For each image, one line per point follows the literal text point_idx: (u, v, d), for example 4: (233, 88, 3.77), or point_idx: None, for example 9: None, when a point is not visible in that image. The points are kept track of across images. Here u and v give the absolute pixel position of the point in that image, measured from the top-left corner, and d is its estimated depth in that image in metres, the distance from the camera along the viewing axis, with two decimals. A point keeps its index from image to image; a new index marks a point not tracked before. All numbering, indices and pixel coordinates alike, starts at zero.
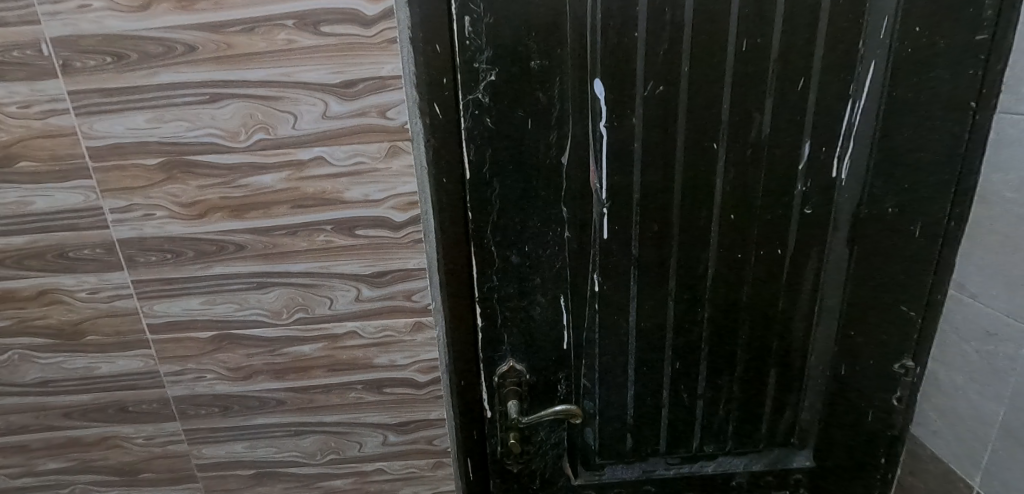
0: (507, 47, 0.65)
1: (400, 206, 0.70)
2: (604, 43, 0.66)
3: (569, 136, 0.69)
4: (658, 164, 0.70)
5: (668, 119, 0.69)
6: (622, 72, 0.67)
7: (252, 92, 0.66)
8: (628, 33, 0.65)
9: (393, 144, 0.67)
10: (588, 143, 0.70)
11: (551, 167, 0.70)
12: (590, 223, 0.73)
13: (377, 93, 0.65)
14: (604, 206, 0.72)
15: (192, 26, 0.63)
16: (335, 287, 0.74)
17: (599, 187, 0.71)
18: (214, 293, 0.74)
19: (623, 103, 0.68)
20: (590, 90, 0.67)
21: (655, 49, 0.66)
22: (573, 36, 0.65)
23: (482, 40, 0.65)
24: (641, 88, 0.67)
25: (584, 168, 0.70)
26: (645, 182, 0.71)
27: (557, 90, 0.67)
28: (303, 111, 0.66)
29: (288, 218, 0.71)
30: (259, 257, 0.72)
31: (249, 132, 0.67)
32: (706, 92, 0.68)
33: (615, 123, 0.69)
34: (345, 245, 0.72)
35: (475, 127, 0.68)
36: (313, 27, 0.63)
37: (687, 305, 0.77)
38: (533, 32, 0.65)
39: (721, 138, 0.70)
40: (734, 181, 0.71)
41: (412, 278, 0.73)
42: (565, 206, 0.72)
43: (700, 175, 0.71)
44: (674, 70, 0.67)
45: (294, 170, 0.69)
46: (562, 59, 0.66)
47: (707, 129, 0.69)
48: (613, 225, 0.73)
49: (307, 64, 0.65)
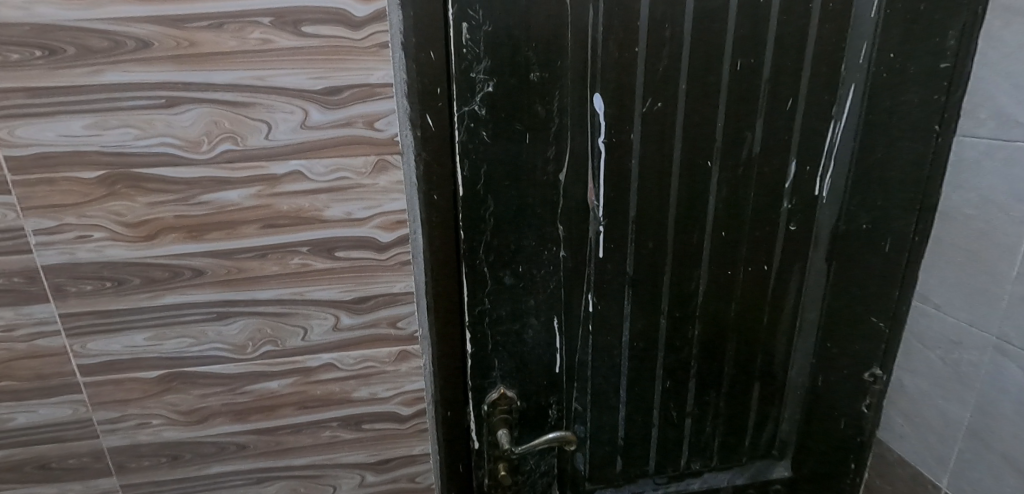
0: (507, 57, 0.62)
1: (386, 225, 0.64)
2: (604, 56, 0.64)
3: (567, 153, 0.67)
4: (654, 182, 0.69)
5: (665, 136, 0.68)
6: (621, 87, 0.65)
7: (218, 96, 0.58)
8: (628, 47, 0.64)
9: (380, 158, 0.62)
10: (587, 160, 0.67)
11: (549, 184, 0.67)
12: (586, 241, 0.70)
13: (365, 102, 0.60)
14: (601, 224, 0.70)
15: (147, 18, 0.54)
16: (310, 315, 0.66)
17: (597, 204, 0.69)
18: (165, 326, 0.64)
19: (622, 119, 0.66)
20: (590, 105, 0.65)
21: (655, 65, 0.65)
22: (575, 49, 0.63)
23: (481, 49, 0.61)
24: (639, 104, 0.66)
25: (581, 185, 0.68)
26: (642, 199, 0.70)
27: (557, 103, 0.64)
28: (278, 120, 0.59)
29: (257, 240, 0.63)
30: (221, 284, 0.64)
31: (212, 142, 0.59)
32: (702, 110, 0.67)
33: (614, 140, 0.67)
34: (322, 269, 0.65)
35: (470, 141, 0.64)
36: (294, 26, 0.57)
37: (678, 323, 0.76)
38: (534, 43, 0.62)
39: (715, 156, 0.69)
40: (727, 198, 0.71)
41: (398, 303, 0.67)
42: (561, 224, 0.69)
43: (695, 193, 0.71)
44: (673, 86, 0.66)
45: (265, 185, 0.61)
46: (563, 71, 0.63)
47: (703, 146, 0.69)
48: (609, 244, 0.71)
49: (285, 67, 0.58)
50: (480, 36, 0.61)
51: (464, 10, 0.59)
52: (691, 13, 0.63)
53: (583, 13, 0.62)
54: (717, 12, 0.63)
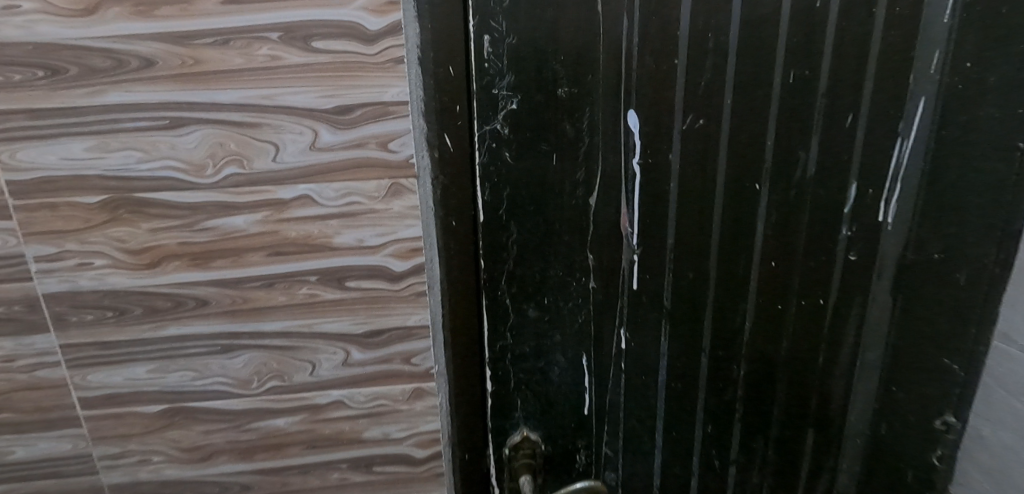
0: (532, 72, 0.57)
1: (400, 253, 0.59)
2: (639, 69, 0.58)
3: (597, 174, 0.61)
4: (695, 207, 0.63)
5: (707, 156, 0.61)
6: (658, 102, 0.59)
7: (223, 117, 0.54)
8: (666, 59, 0.58)
9: (395, 182, 0.57)
10: (620, 183, 0.61)
11: (577, 208, 0.61)
12: (618, 271, 0.64)
13: (378, 122, 0.55)
14: (636, 253, 0.63)
15: (150, 35, 0.51)
16: (319, 349, 0.62)
17: (631, 231, 0.63)
18: (167, 359, 0.61)
19: (659, 138, 0.60)
20: (624, 122, 0.59)
21: (695, 78, 0.58)
22: (607, 61, 0.57)
23: (504, 64, 0.56)
24: (678, 121, 0.60)
25: (613, 209, 0.62)
26: (682, 226, 0.63)
27: (587, 120, 0.59)
28: (286, 141, 0.55)
29: (263, 269, 0.59)
30: (225, 315, 0.60)
31: (217, 165, 0.55)
32: (750, 126, 0.60)
33: (649, 161, 0.61)
34: (332, 300, 0.60)
35: (491, 163, 0.59)
36: (302, 42, 0.53)
37: (721, 362, 0.69)
38: (562, 56, 0.56)
39: (763, 177, 0.62)
40: (778, 225, 0.64)
41: (413, 337, 0.62)
42: (591, 252, 0.63)
43: (741, 219, 0.63)
44: (716, 101, 0.59)
45: (272, 210, 0.57)
46: (594, 86, 0.58)
47: (750, 168, 0.62)
48: (644, 274, 0.64)
49: (294, 85, 0.54)
50: (503, 49, 0.56)
51: (485, 21, 0.54)
52: (737, 20, 0.57)
53: (616, 22, 0.56)
54: (767, 20, 0.57)
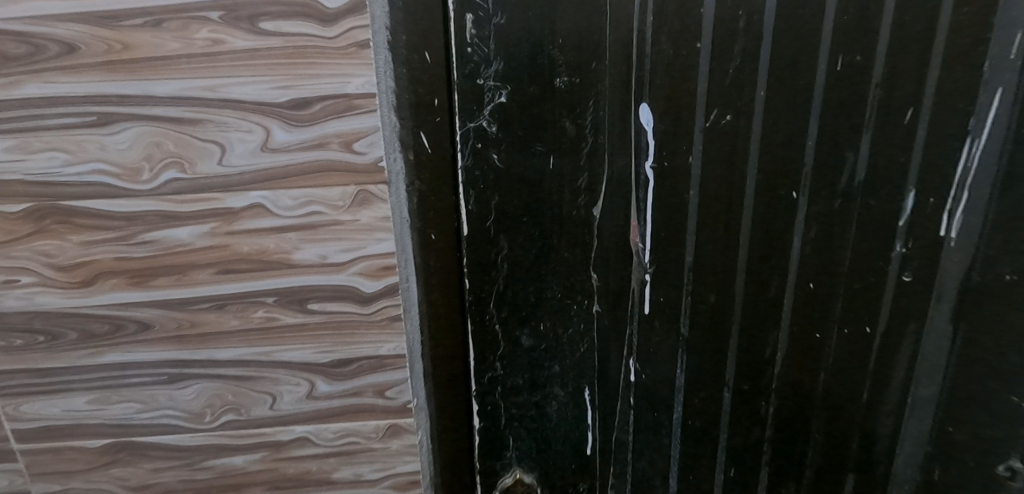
0: (525, 59, 0.48)
1: (370, 271, 0.51)
2: (654, 55, 0.48)
3: (602, 181, 0.53)
4: (718, 219, 0.52)
5: (734, 159, 0.50)
6: (676, 94, 0.49)
7: (160, 112, 0.46)
8: (685, 39, 0.47)
9: (362, 189, 0.49)
10: (630, 191, 0.53)
11: (579, 220, 0.53)
12: (627, 292, 0.55)
13: (340, 117, 0.47)
14: (647, 272, 0.55)
15: (70, 16, 0.43)
16: (280, 381, 0.54)
17: (641, 247, 0.54)
18: (108, 389, 0.53)
19: (676, 137, 0.50)
20: (635, 119, 0.51)
21: (722, 62, 0.47)
22: (614, 46, 0.49)
23: (491, 49, 0.47)
24: (700, 117, 0.49)
25: (620, 222, 0.54)
26: (704, 241, 0.53)
27: (591, 116, 0.51)
28: (234, 141, 0.47)
29: (212, 288, 0.51)
30: (172, 341, 0.52)
31: (154, 169, 0.47)
32: (791, 123, 0.48)
33: (665, 165, 0.51)
34: (292, 325, 0.52)
35: (476, 166, 0.50)
36: (249, 22, 0.44)
37: (747, 400, 0.58)
38: (562, 40, 0.48)
39: (803, 184, 0.49)
40: (819, 243, 0.50)
41: (387, 368, 0.54)
42: (595, 272, 0.55)
43: (772, 235, 0.51)
44: (746, 94, 0.48)
45: (220, 222, 0.49)
46: (599, 77, 0.49)
47: (786, 172, 0.49)
48: (656, 297, 0.55)
49: (240, 74, 0.45)
50: (489, 31, 0.47)
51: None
52: None
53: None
54: None
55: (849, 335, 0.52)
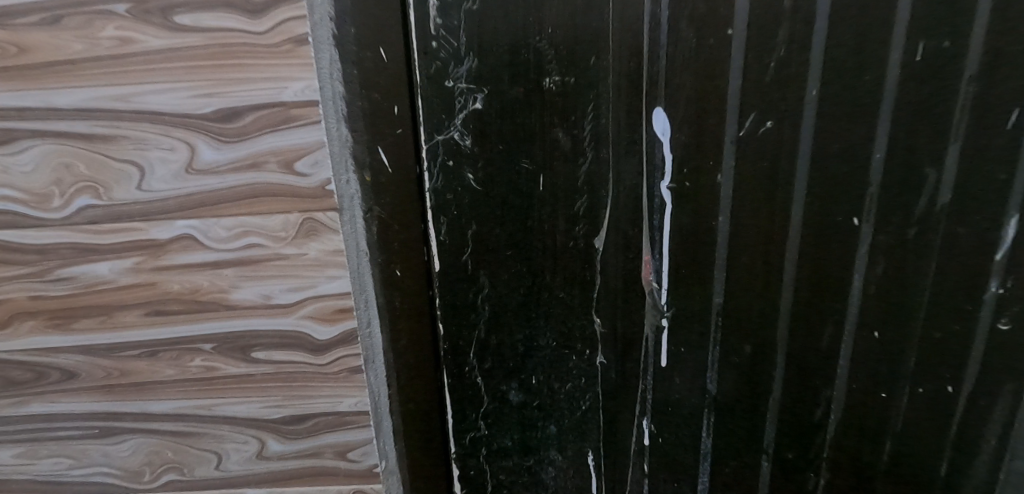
0: (504, 54, 0.38)
1: (323, 315, 0.42)
2: (673, 45, 0.37)
3: (606, 207, 0.41)
4: (755, 253, 0.41)
5: (777, 180, 0.39)
6: (702, 94, 0.38)
7: (66, 127, 0.38)
8: (712, 23, 0.36)
9: (308, 217, 0.40)
10: (642, 216, 0.41)
11: (578, 254, 0.43)
12: (638, 341, 0.45)
13: (277, 131, 0.38)
14: (664, 316, 0.44)
15: None
16: (224, 438, 0.46)
17: (656, 286, 0.43)
18: (35, 442, 0.47)
19: (702, 150, 0.39)
20: (647, 128, 0.39)
21: (762, 54, 0.36)
22: (622, 32, 0.37)
23: (461, 42, 0.37)
24: (732, 126, 0.38)
25: (629, 256, 0.43)
26: (737, 281, 0.42)
27: (590, 123, 0.39)
28: (153, 160, 0.39)
29: (141, 333, 0.43)
30: (101, 391, 0.45)
31: (65, 194, 0.40)
32: (857, 130, 0.37)
33: (686, 184, 0.40)
34: (235, 375, 0.44)
35: (448, 189, 0.41)
36: (161, 16, 0.36)
37: (791, 474, 0.47)
38: (551, 28, 0.37)
39: (869, 208, 0.38)
40: (891, 282, 0.39)
41: (347, 426, 0.45)
42: (599, 316, 0.44)
43: (826, 274, 0.40)
44: (793, 94, 0.37)
45: (145, 255, 0.41)
46: (601, 73, 0.38)
47: (845, 193, 0.38)
48: (675, 347, 0.45)
49: (156, 80, 0.37)
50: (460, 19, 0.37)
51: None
52: None
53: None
54: None
55: (922, 393, 0.42)
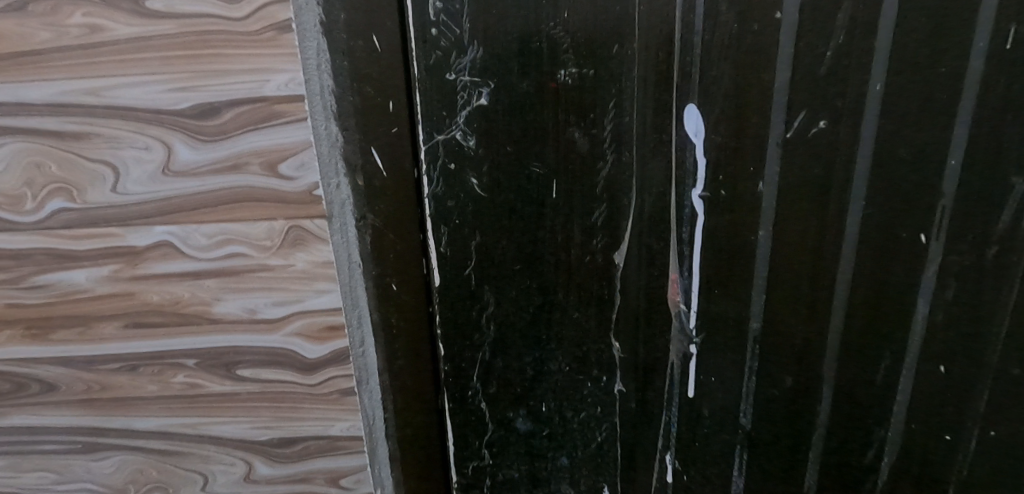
0: (513, 42, 0.33)
1: (311, 332, 0.38)
2: (709, 31, 0.31)
3: (629, 218, 0.36)
4: (801, 274, 0.35)
5: (828, 188, 0.33)
6: (742, 88, 0.32)
7: (36, 124, 0.35)
8: (759, 4, 0.30)
9: (294, 225, 0.36)
10: (668, 230, 0.36)
11: (594, 271, 0.38)
12: (661, 368, 0.40)
13: (259, 130, 0.34)
14: (693, 343, 0.39)
15: None
16: (211, 459, 0.43)
17: (685, 309, 0.38)
18: (18, 455, 0.44)
19: (741, 154, 0.34)
20: (678, 129, 0.34)
21: (816, 42, 0.31)
22: (650, 14, 0.32)
23: (465, 29, 0.33)
24: (777, 124, 0.33)
25: (653, 273, 0.37)
26: (780, 305, 0.36)
27: (610, 121, 0.34)
28: (128, 161, 0.36)
29: (122, 345, 0.40)
30: (82, 405, 0.42)
31: (38, 197, 0.37)
32: (929, 132, 0.31)
33: (721, 191, 0.35)
34: (221, 393, 0.41)
35: (449, 195, 0.36)
36: (132, 2, 0.32)
37: None
38: (568, 12, 0.32)
39: (940, 224, 0.33)
40: (967, 309, 0.34)
41: (340, 452, 0.41)
42: (619, 340, 0.39)
43: (883, 298, 0.35)
44: (852, 90, 0.31)
45: (124, 263, 0.38)
46: (625, 64, 0.33)
47: (911, 204, 0.33)
48: (703, 375, 0.39)
49: (130, 73, 0.34)
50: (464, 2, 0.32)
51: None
52: None
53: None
54: None
55: (994, 438, 0.36)
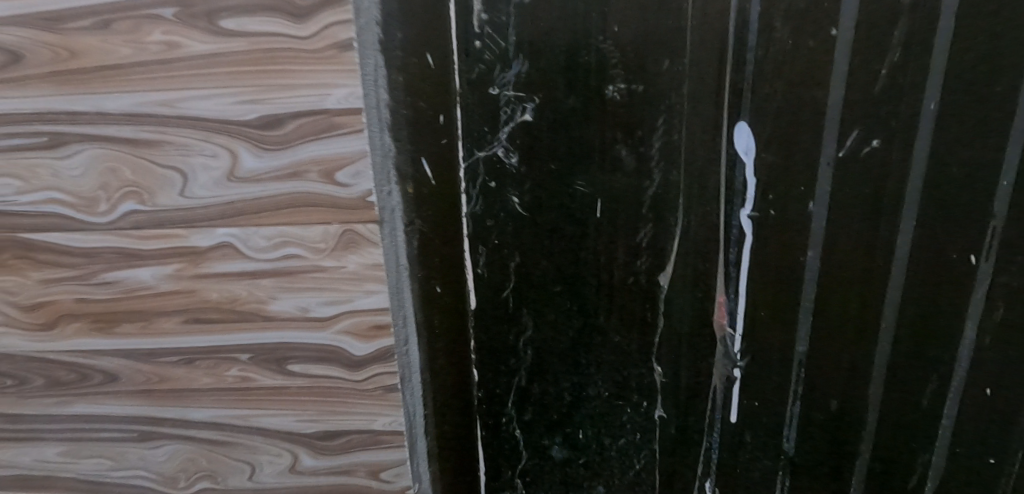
0: (561, 54, 0.35)
1: (359, 331, 0.40)
2: (762, 47, 0.33)
3: (674, 239, 0.38)
4: (852, 289, 0.37)
5: (880, 205, 0.35)
6: (789, 110, 0.34)
7: (113, 132, 0.38)
8: (811, 25, 0.32)
9: (347, 229, 0.38)
10: (716, 250, 0.38)
11: (638, 291, 0.40)
12: (704, 391, 0.42)
13: (319, 140, 0.37)
14: (737, 366, 0.40)
15: (12, 19, 0.37)
16: (259, 450, 0.45)
17: (731, 331, 0.40)
18: (78, 442, 0.47)
19: (790, 173, 0.35)
20: (727, 151, 0.36)
21: (872, 58, 0.32)
22: (699, 38, 0.34)
23: (510, 43, 0.35)
24: (828, 145, 0.34)
25: (701, 293, 0.39)
26: (820, 321, 0.38)
27: (660, 137, 0.36)
28: (196, 167, 0.38)
29: (180, 340, 0.43)
30: (141, 395, 0.45)
31: (111, 199, 0.40)
32: (982, 149, 0.32)
33: (770, 213, 0.36)
34: (271, 387, 0.43)
35: (488, 212, 0.38)
36: (207, 22, 0.35)
37: None
38: (616, 27, 0.34)
39: (993, 245, 0.34)
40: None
41: (381, 446, 0.43)
42: (661, 365, 0.41)
43: (931, 317, 0.36)
44: (906, 107, 0.33)
45: (186, 262, 0.41)
46: (676, 83, 0.35)
47: (959, 229, 0.34)
48: (746, 399, 0.41)
49: (201, 86, 0.37)
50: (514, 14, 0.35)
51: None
52: None
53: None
54: None
55: None
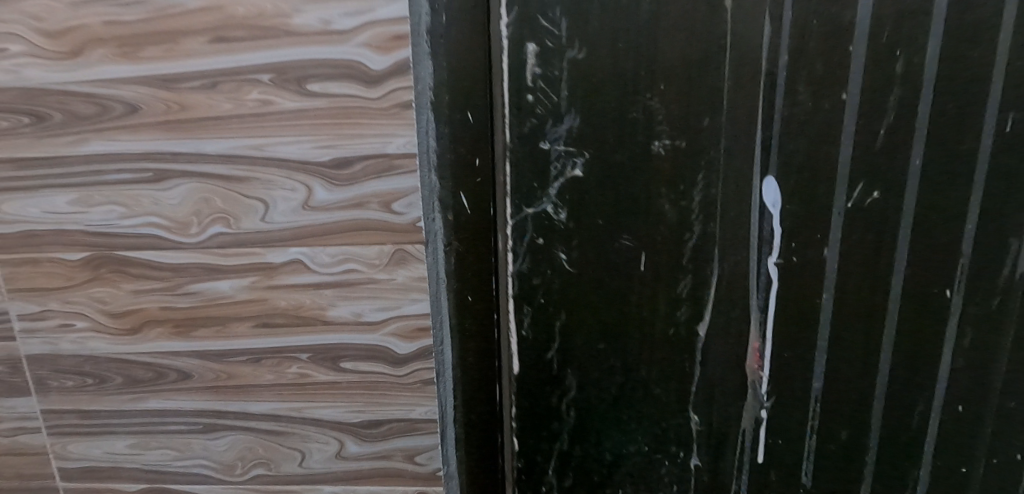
0: (611, 111, 0.42)
1: (404, 332, 0.50)
2: (788, 105, 0.41)
3: (709, 287, 0.45)
4: (857, 323, 0.44)
5: (882, 244, 0.42)
6: (813, 164, 0.41)
7: (209, 169, 0.47)
8: (824, 94, 0.40)
9: (399, 248, 0.48)
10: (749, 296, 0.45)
11: (677, 341, 0.47)
12: (734, 433, 0.49)
13: (380, 178, 0.46)
14: (763, 408, 0.48)
15: (136, 79, 0.46)
16: (310, 438, 0.53)
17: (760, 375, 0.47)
18: (147, 434, 0.54)
19: (808, 221, 0.43)
20: (762, 201, 0.43)
21: (873, 120, 0.40)
22: (735, 103, 0.41)
23: (562, 96, 0.42)
24: (840, 196, 0.42)
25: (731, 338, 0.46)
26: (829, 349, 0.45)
27: (699, 185, 0.43)
28: (277, 198, 0.47)
29: (249, 342, 0.51)
30: (208, 391, 0.52)
31: (202, 223, 0.48)
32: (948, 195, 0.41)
33: (793, 258, 0.44)
34: (325, 382, 0.51)
35: (535, 272, 0.47)
36: (296, 84, 0.45)
37: None
38: (664, 86, 0.41)
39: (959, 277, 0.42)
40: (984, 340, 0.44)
41: (417, 432, 0.52)
42: (695, 412, 0.49)
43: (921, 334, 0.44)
44: (898, 164, 0.41)
45: (261, 275, 0.49)
46: (716, 139, 0.42)
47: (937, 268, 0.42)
48: (771, 438, 0.49)
49: (287, 134, 0.46)
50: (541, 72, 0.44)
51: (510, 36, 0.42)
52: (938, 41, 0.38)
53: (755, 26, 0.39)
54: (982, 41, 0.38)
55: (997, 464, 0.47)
